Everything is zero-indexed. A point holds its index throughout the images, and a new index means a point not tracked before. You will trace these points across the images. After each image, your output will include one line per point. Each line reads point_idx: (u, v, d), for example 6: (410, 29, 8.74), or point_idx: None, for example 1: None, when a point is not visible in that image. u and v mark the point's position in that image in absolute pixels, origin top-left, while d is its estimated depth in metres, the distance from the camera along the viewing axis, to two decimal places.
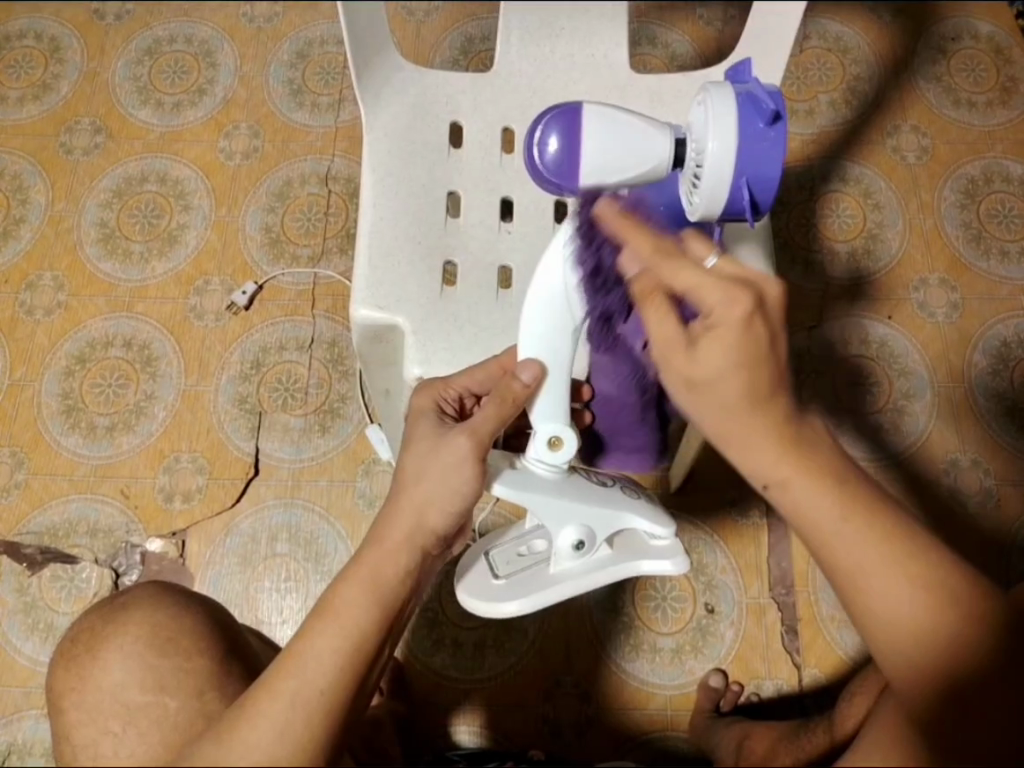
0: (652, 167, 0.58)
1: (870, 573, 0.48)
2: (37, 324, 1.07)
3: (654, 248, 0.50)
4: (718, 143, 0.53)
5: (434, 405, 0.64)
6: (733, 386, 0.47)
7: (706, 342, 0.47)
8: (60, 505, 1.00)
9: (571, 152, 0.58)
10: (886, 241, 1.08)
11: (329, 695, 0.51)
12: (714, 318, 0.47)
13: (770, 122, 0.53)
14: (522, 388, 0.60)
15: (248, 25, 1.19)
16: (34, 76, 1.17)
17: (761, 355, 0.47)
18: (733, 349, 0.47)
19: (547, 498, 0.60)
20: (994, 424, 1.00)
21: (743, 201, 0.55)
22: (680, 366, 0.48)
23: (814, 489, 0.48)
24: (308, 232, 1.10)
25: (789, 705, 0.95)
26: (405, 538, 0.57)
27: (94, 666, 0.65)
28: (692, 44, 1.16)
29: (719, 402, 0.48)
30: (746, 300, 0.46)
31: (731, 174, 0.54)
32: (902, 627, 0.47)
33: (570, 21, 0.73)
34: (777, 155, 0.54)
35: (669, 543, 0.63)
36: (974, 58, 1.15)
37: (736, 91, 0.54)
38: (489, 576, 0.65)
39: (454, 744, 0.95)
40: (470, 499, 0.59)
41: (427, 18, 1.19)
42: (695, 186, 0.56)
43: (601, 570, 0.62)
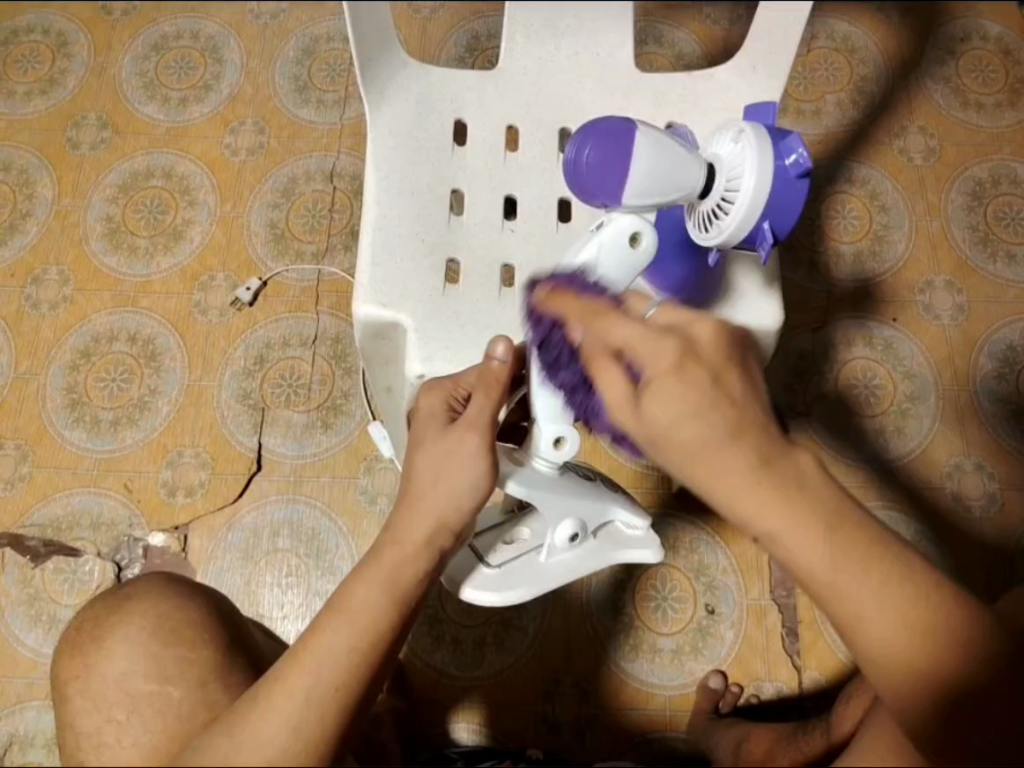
0: (681, 193, 0.61)
1: (866, 613, 0.43)
2: (43, 318, 1.08)
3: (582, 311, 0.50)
4: (757, 180, 0.57)
5: (445, 405, 0.61)
6: (693, 437, 0.42)
7: (650, 397, 0.43)
8: (63, 498, 1.00)
9: (620, 168, 0.59)
10: (893, 242, 1.07)
11: (343, 695, 0.51)
12: (649, 373, 0.43)
13: (800, 171, 0.58)
14: (500, 365, 0.60)
15: (255, 21, 1.20)
16: (41, 71, 1.18)
17: (711, 400, 0.42)
18: (680, 398, 0.42)
19: (553, 498, 0.62)
20: (999, 427, 1.00)
21: (764, 237, 0.60)
22: (634, 426, 0.44)
23: (802, 540, 0.42)
24: (312, 229, 1.11)
25: (789, 706, 0.95)
26: (426, 539, 0.57)
27: (96, 657, 0.65)
28: (699, 43, 1.15)
29: (680, 455, 0.43)
30: (669, 347, 0.43)
31: (759, 214, 0.58)
32: (898, 662, 0.44)
33: (575, 19, 0.73)
34: (799, 199, 0.59)
35: (644, 532, 0.68)
36: (984, 60, 1.15)
37: (774, 138, 0.59)
38: (479, 567, 0.66)
39: (453, 741, 0.95)
40: (484, 497, 0.60)
41: (434, 15, 1.18)
42: (720, 215, 0.60)
43: (590, 559, 0.67)
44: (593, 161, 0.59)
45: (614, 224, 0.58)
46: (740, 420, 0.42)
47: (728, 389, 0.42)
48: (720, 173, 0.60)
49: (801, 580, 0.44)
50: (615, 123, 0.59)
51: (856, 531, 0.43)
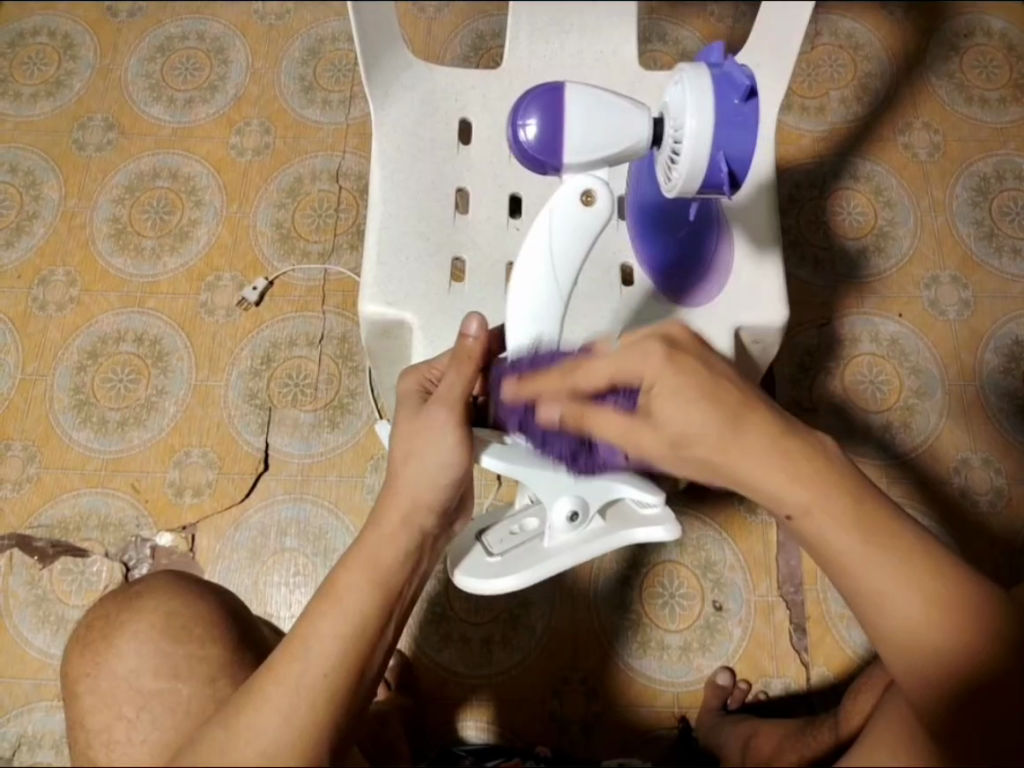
0: (631, 145, 0.60)
1: (887, 595, 0.49)
2: (50, 320, 1.08)
3: (562, 373, 0.54)
4: (695, 119, 0.55)
5: (420, 388, 0.63)
6: (706, 427, 0.50)
7: (656, 402, 0.51)
8: (71, 498, 1.01)
9: (555, 132, 0.59)
10: (897, 238, 1.07)
11: (333, 678, 0.51)
12: (648, 380, 0.51)
13: (745, 96, 0.55)
14: (475, 342, 0.61)
15: (260, 22, 1.20)
16: (48, 73, 1.18)
17: (711, 392, 0.50)
18: (687, 396, 0.50)
19: (537, 470, 0.60)
20: (1005, 421, 1.00)
21: (720, 173, 0.57)
22: (654, 437, 0.52)
23: (830, 517, 0.50)
24: (319, 228, 1.11)
25: (798, 703, 0.95)
26: (402, 519, 0.58)
27: (107, 652, 0.65)
28: (703, 41, 1.16)
29: (704, 447, 0.51)
30: (655, 350, 0.51)
31: (707, 149, 0.56)
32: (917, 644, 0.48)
33: (580, 17, 0.73)
34: (755, 130, 0.56)
35: (660, 511, 0.63)
36: (987, 55, 1.15)
37: (711, 70, 0.56)
38: (483, 556, 0.66)
39: (462, 739, 0.95)
40: (461, 475, 0.60)
41: (438, 14, 1.19)
42: (675, 161, 0.58)
43: (596, 540, 0.63)
44: (540, 130, 0.59)
45: (569, 181, 0.61)
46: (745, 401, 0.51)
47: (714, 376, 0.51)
48: (668, 119, 0.58)
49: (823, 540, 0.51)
50: (545, 88, 0.59)
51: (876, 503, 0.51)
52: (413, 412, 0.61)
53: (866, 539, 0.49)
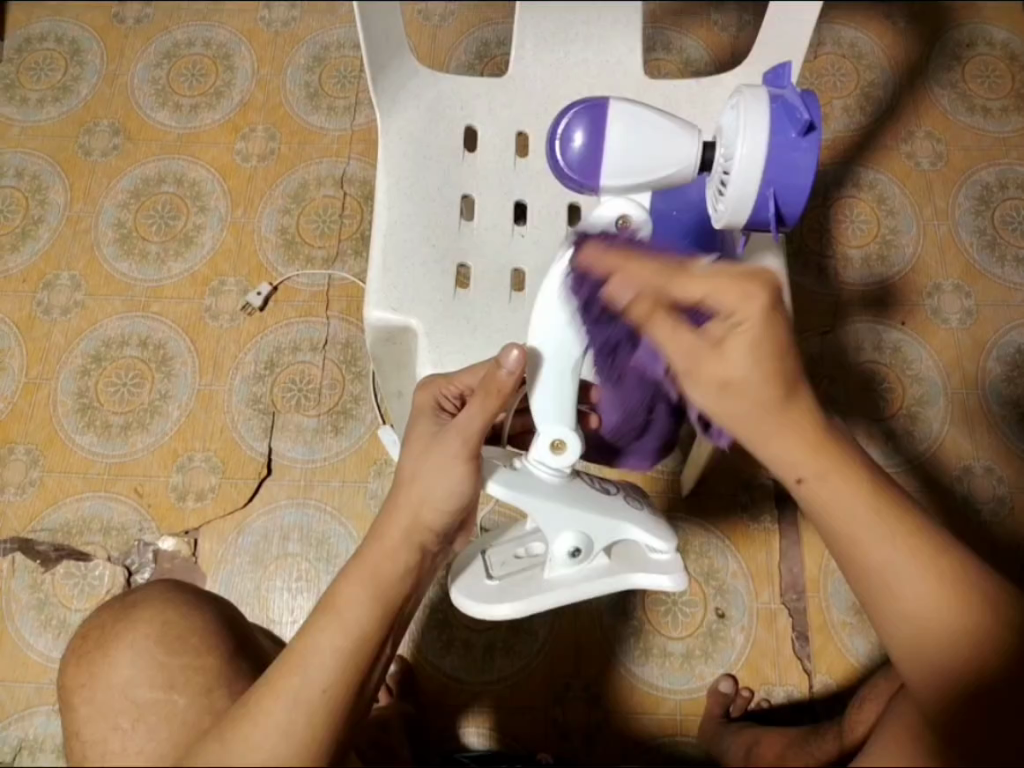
0: (676, 169, 0.62)
1: (897, 574, 0.50)
2: (55, 324, 1.08)
3: (654, 272, 0.51)
4: (747, 148, 0.55)
5: (433, 402, 0.63)
6: (763, 386, 0.49)
7: (732, 341, 0.48)
8: (74, 503, 1.01)
9: (592, 150, 0.63)
10: (900, 247, 1.08)
11: (330, 693, 0.51)
12: (738, 316, 0.47)
13: (805, 130, 0.56)
14: (507, 377, 0.57)
15: (266, 29, 1.21)
16: (55, 78, 1.19)
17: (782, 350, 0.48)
18: (755, 346, 0.48)
19: (546, 504, 0.60)
20: (1008, 428, 1.00)
21: (767, 209, 0.57)
22: (713, 369, 0.49)
23: (846, 485, 0.50)
24: (323, 234, 1.11)
25: (800, 711, 0.95)
26: (403, 536, 0.57)
27: (106, 663, 0.65)
28: (707, 49, 1.16)
29: (748, 405, 0.49)
30: (758, 295, 0.47)
31: (757, 185, 0.56)
32: (926, 624, 0.50)
33: (586, 25, 0.73)
34: (809, 165, 0.56)
35: (668, 559, 0.64)
36: (990, 65, 1.15)
37: (772, 100, 0.56)
38: (483, 577, 0.65)
39: (463, 746, 0.95)
40: (466, 498, 0.59)
41: (443, 22, 1.19)
42: (722, 191, 0.58)
43: (599, 579, 0.63)
44: (583, 144, 0.63)
45: (606, 206, 0.61)
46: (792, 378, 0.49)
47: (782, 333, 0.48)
48: (722, 145, 0.59)
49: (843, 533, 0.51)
50: (593, 103, 0.62)
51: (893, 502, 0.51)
52: (429, 430, 0.61)
53: (880, 527, 0.50)
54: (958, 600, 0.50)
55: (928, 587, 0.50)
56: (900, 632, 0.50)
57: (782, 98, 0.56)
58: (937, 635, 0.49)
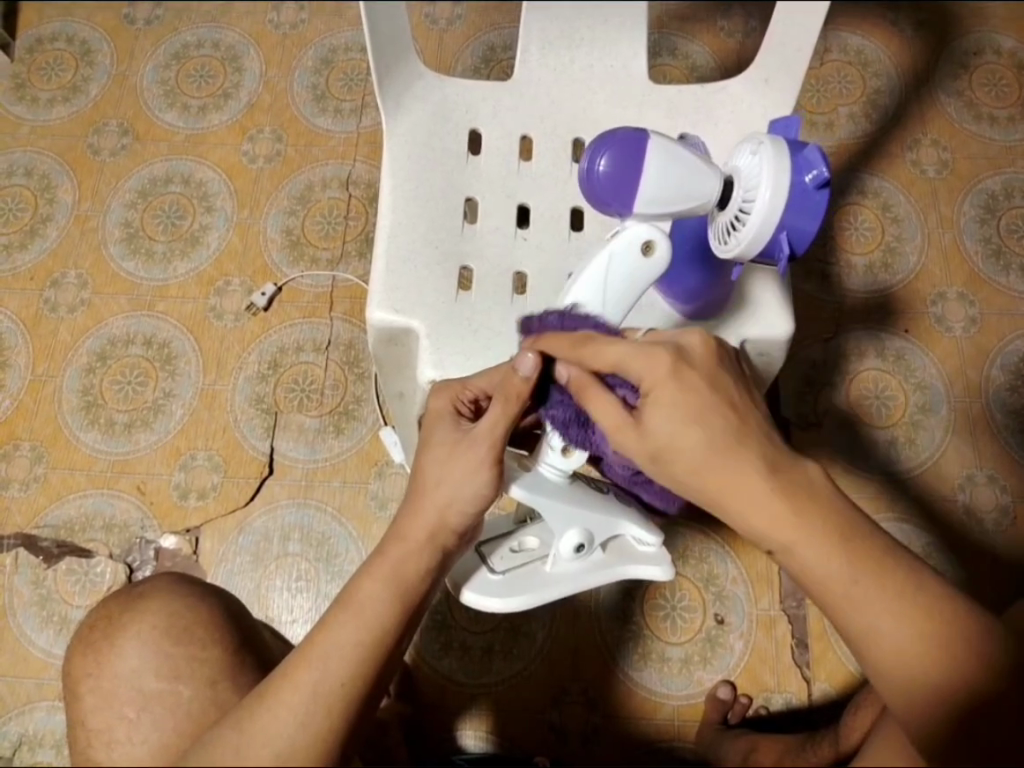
0: (697, 203, 0.62)
1: (881, 631, 0.49)
2: (61, 322, 1.09)
3: (570, 343, 0.56)
4: (769, 192, 0.57)
5: (451, 408, 0.61)
6: (695, 445, 0.52)
7: (649, 410, 0.53)
8: (77, 499, 1.01)
9: (620, 176, 0.61)
10: (904, 255, 1.07)
11: (348, 688, 0.52)
12: (650, 389, 0.53)
13: (820, 184, 0.58)
14: (523, 382, 0.57)
15: (274, 31, 1.21)
16: (65, 79, 1.20)
17: (708, 413, 0.52)
18: (677, 411, 0.52)
19: (554, 504, 0.61)
20: (1011, 438, 1.00)
21: (780, 249, 0.59)
22: (638, 443, 0.53)
23: (817, 545, 0.51)
24: (327, 235, 1.12)
25: (798, 718, 0.94)
26: (427, 536, 0.58)
27: (110, 652, 0.66)
28: (713, 56, 1.16)
29: (682, 466, 0.53)
30: (662, 357, 0.53)
31: (775, 224, 0.58)
32: (915, 673, 0.49)
33: (588, 29, 0.73)
34: (819, 216, 0.59)
35: (657, 551, 0.65)
36: (997, 74, 1.15)
37: (792, 148, 0.58)
38: (485, 572, 0.65)
39: (460, 748, 0.95)
40: (491, 500, 0.59)
41: (450, 26, 1.20)
42: (736, 227, 0.60)
43: (597, 571, 0.64)
44: (610, 170, 0.61)
45: (630, 232, 0.61)
46: (741, 430, 0.53)
47: (727, 394, 0.53)
48: (739, 185, 0.60)
49: (819, 592, 0.52)
50: (629, 133, 0.61)
51: (867, 542, 0.51)
52: (448, 435, 0.60)
53: (861, 587, 0.50)
54: (945, 643, 0.48)
55: (914, 639, 0.49)
56: (889, 675, 0.49)
57: (802, 151, 0.58)
58: (925, 687, 0.48)
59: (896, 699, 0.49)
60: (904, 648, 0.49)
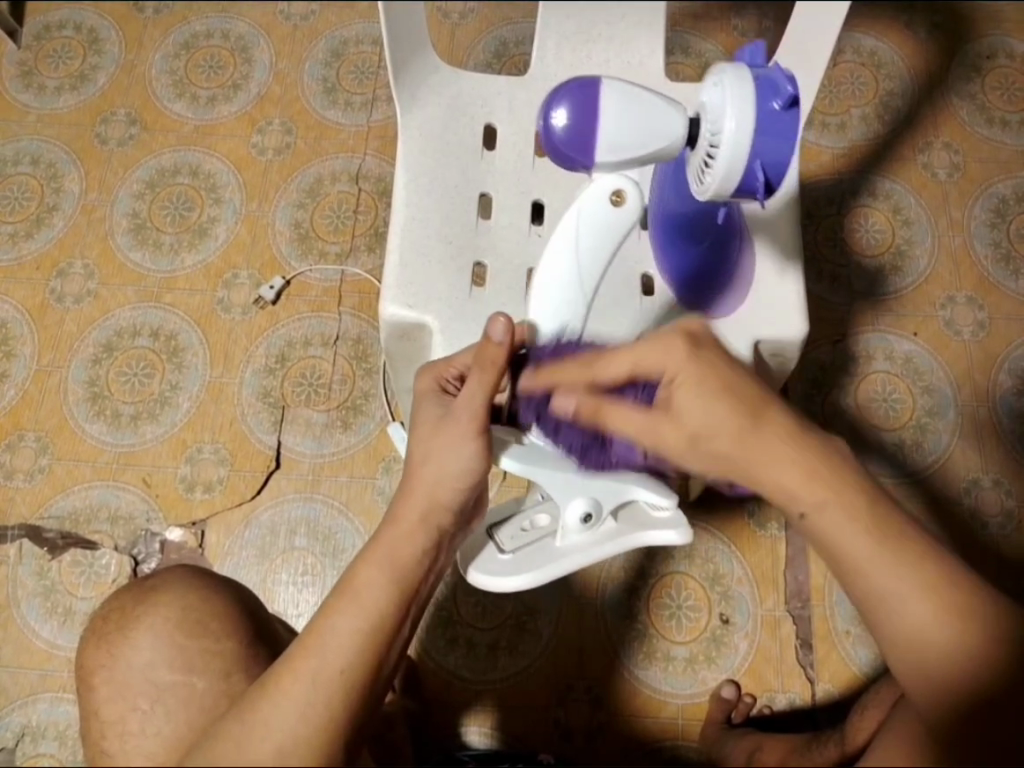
0: (663, 144, 0.61)
1: (905, 605, 0.50)
2: (67, 311, 1.08)
3: (580, 367, 0.56)
4: (734, 121, 0.55)
5: (436, 386, 0.63)
6: (726, 422, 0.51)
7: (677, 394, 0.53)
8: (83, 490, 1.01)
9: (582, 128, 0.60)
10: (914, 257, 1.07)
11: (349, 675, 0.52)
12: (670, 374, 0.53)
13: (787, 105, 0.56)
14: (497, 348, 0.58)
15: (285, 22, 1.20)
16: (73, 66, 1.19)
17: (731, 384, 0.52)
18: (704, 391, 0.52)
19: (556, 470, 0.61)
20: (1017, 443, 1.00)
21: (755, 180, 0.58)
22: (673, 432, 0.53)
23: (846, 509, 0.50)
24: (337, 229, 1.11)
25: (801, 719, 0.95)
26: (420, 517, 0.58)
27: (122, 645, 0.66)
28: (725, 54, 1.16)
29: (724, 439, 0.51)
30: (677, 347, 0.53)
31: (745, 155, 0.56)
32: (935, 652, 0.49)
33: (608, 28, 0.73)
34: (790, 141, 0.57)
35: (673, 515, 0.63)
36: (1010, 77, 1.15)
37: (751, 73, 0.57)
38: (495, 553, 0.66)
39: (464, 744, 0.95)
40: (479, 476, 0.59)
41: (463, 20, 1.19)
42: (709, 164, 0.58)
43: (608, 541, 0.62)
44: (569, 122, 0.60)
45: (598, 185, 0.66)
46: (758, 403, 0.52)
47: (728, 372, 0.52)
48: (705, 120, 0.58)
49: (845, 559, 0.51)
50: (579, 82, 0.60)
51: (893, 517, 0.51)
52: (434, 413, 0.61)
53: (884, 555, 0.50)
54: (967, 624, 0.49)
55: (938, 617, 0.49)
56: (907, 654, 0.50)
57: (763, 74, 0.57)
58: (947, 666, 0.49)
59: (914, 680, 0.50)
60: (921, 624, 0.49)
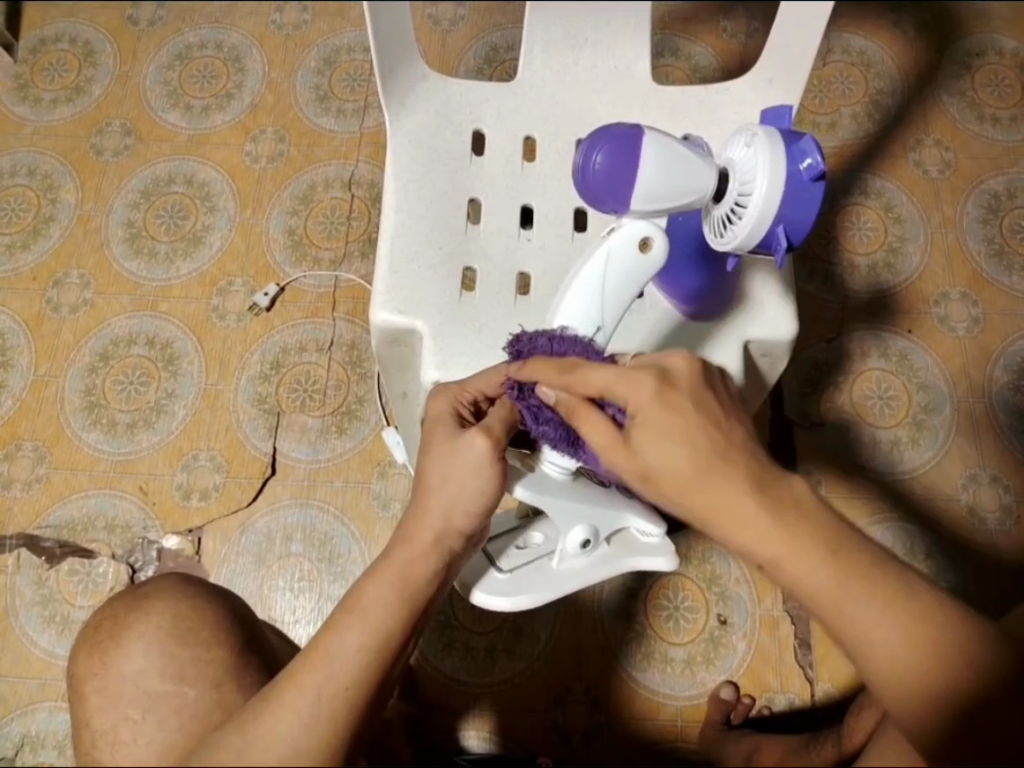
0: (694, 198, 0.61)
1: (875, 638, 0.47)
2: (64, 321, 1.09)
3: (557, 367, 0.53)
4: (764, 185, 0.57)
5: (452, 410, 0.60)
6: (681, 461, 0.48)
7: (638, 435, 0.49)
8: (80, 500, 1.01)
9: (622, 173, 0.60)
10: (907, 255, 1.07)
11: (354, 692, 0.51)
12: (632, 410, 0.49)
13: (814, 174, 0.57)
14: None
15: (277, 32, 1.21)
16: (68, 79, 1.20)
17: (690, 423, 0.48)
18: (664, 424, 0.48)
19: (562, 500, 0.60)
20: (1013, 437, 1.00)
21: (777, 242, 0.59)
22: (627, 462, 0.50)
23: (807, 552, 0.47)
24: (330, 235, 1.12)
25: (800, 719, 0.94)
26: (433, 540, 0.58)
27: (113, 652, 0.66)
28: (715, 56, 1.16)
29: (675, 491, 0.49)
30: (648, 380, 0.49)
31: (771, 217, 0.58)
32: (908, 677, 0.47)
33: (594, 33, 0.73)
34: (816, 207, 0.58)
35: (661, 542, 0.65)
36: (999, 75, 1.15)
37: (784, 139, 0.58)
38: (492, 571, 0.65)
39: (463, 749, 0.95)
40: (493, 500, 0.59)
41: (453, 27, 1.20)
42: (734, 220, 0.59)
43: (604, 565, 0.64)
44: (608, 168, 0.60)
45: (627, 231, 0.60)
46: (723, 443, 0.48)
47: (710, 413, 0.49)
48: (735, 176, 0.60)
49: (808, 602, 0.49)
50: (625, 130, 0.60)
51: (855, 550, 0.48)
52: (448, 436, 0.59)
53: (847, 591, 0.47)
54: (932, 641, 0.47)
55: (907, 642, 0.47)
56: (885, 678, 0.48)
57: (795, 142, 0.57)
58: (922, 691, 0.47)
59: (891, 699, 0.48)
60: (898, 656, 0.47)
